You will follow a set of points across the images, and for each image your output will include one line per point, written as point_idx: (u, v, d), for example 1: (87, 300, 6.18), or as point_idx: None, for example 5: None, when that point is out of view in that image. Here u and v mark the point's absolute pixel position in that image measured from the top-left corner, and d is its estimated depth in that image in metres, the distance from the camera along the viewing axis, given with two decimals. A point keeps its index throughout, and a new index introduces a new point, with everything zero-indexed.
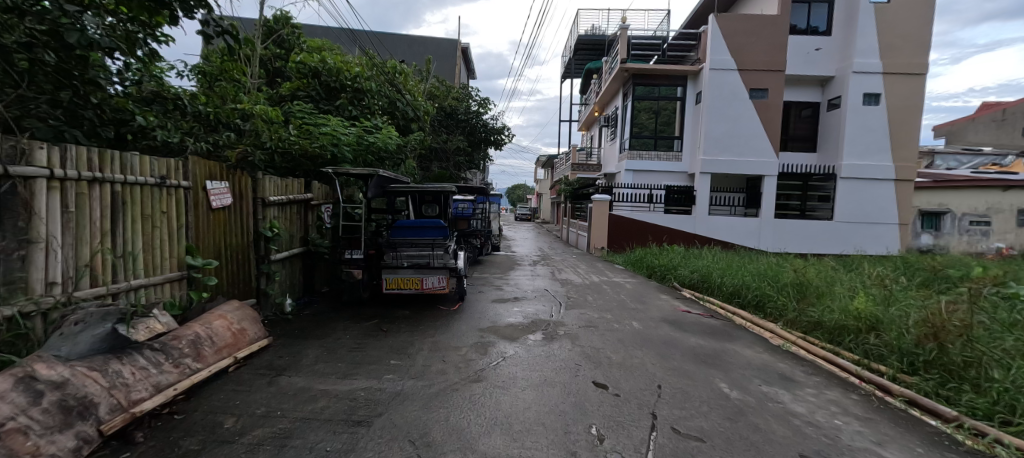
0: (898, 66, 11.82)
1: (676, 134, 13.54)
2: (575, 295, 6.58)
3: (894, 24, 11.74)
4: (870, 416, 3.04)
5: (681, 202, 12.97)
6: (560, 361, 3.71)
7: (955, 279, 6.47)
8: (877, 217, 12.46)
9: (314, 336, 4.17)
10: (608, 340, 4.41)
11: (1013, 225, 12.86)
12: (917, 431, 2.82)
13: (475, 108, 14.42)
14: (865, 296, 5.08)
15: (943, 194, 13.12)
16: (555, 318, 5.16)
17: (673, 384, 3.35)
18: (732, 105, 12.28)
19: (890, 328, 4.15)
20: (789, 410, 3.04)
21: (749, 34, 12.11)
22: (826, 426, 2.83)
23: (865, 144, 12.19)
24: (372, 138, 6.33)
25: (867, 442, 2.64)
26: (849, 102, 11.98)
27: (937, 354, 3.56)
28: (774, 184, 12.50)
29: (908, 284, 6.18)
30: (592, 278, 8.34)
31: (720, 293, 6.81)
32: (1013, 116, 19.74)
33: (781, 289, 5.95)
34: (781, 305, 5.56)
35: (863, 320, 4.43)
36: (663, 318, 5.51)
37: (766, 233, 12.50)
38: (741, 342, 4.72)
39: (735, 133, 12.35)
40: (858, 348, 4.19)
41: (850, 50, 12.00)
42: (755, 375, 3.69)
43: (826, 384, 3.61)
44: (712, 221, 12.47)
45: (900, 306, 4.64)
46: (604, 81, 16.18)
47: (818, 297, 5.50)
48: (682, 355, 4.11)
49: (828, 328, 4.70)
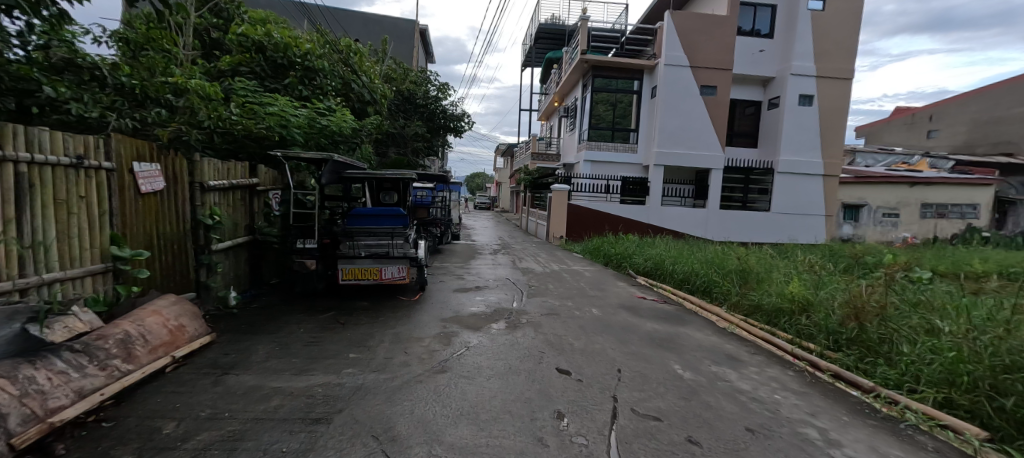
0: (828, 70, 12.87)
1: (631, 127, 13.90)
2: (536, 283, 6.64)
3: (827, 31, 12.75)
4: (804, 389, 3.33)
5: (636, 193, 13.59)
6: (524, 349, 3.73)
7: (871, 265, 7.22)
8: (807, 208, 13.59)
9: (264, 330, 3.91)
10: (570, 327, 4.49)
11: (917, 217, 14.50)
12: (843, 402, 3.13)
13: (434, 93, 13.94)
14: (799, 281, 5.54)
15: (861, 189, 14.53)
16: (518, 307, 5.17)
17: (632, 368, 3.48)
18: (684, 100, 12.81)
19: (819, 309, 4.59)
20: (735, 388, 3.26)
21: (700, 33, 12.65)
22: (767, 400, 3.06)
23: (799, 142, 13.21)
24: (325, 121, 5.93)
25: (803, 413, 2.89)
26: (787, 102, 12.90)
27: (858, 332, 3.98)
28: (720, 178, 13.21)
29: (834, 269, 6.81)
30: (551, 266, 8.44)
31: (671, 280, 7.18)
32: (920, 120, 21.24)
33: (726, 276, 6.37)
34: (726, 290, 5.98)
35: (796, 302, 4.87)
36: (621, 304, 5.72)
37: (712, 222, 13.31)
38: (690, 325, 5.00)
39: (685, 128, 12.93)
40: (791, 328, 4.61)
41: (789, 54, 12.89)
42: (705, 356, 3.92)
43: (767, 362, 3.91)
44: (665, 211, 13.08)
45: (828, 289, 5.11)
46: (564, 71, 16.21)
47: (758, 282, 5.95)
48: (639, 339, 4.28)
49: (766, 311, 5.12)
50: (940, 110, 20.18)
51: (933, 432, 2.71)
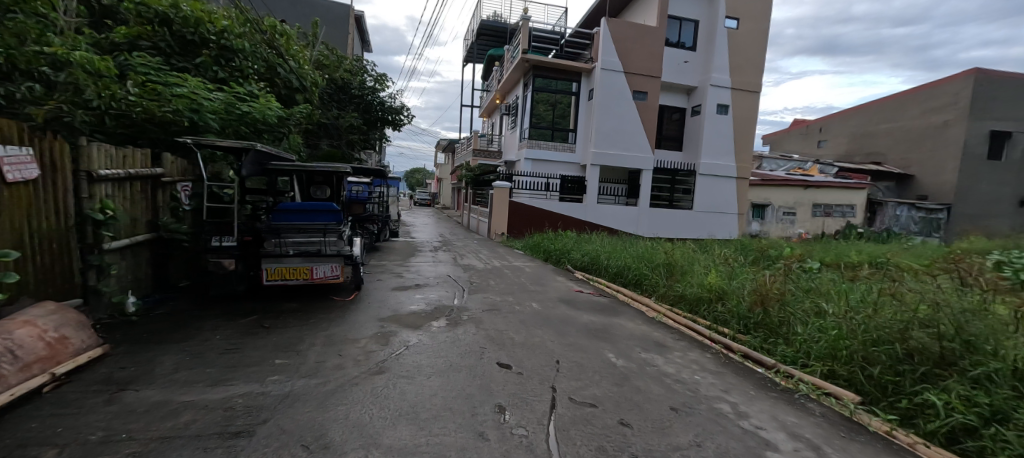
0: (742, 83, 14.23)
1: (570, 127, 14.27)
2: (477, 280, 6.61)
3: (740, 48, 14.10)
4: (720, 369, 3.65)
5: (574, 191, 13.82)
6: (465, 345, 3.69)
7: (774, 257, 8.12)
8: (723, 207, 14.94)
9: (171, 339, 3.49)
10: (511, 321, 4.52)
11: (810, 215, 16.55)
12: (752, 379, 3.49)
13: (371, 84, 13.30)
14: (716, 272, 6.08)
15: (766, 190, 16.26)
16: (458, 304, 5.10)
17: (570, 358, 3.59)
18: (618, 104, 13.46)
19: (732, 296, 5.08)
20: (662, 371, 3.49)
21: (633, 40, 13.35)
22: (689, 381, 3.33)
23: (717, 146, 14.46)
24: (245, 107, 5.38)
25: (719, 391, 3.18)
26: (707, 110, 14.05)
27: (763, 316, 4.48)
28: (649, 179, 14.15)
29: (745, 261, 7.56)
30: (493, 263, 8.44)
31: (607, 273, 7.52)
32: (813, 131, 24.17)
33: (654, 269, 6.81)
34: (655, 282, 6.40)
35: (713, 291, 5.34)
36: (560, 298, 5.88)
37: (643, 220, 14.15)
38: (623, 316, 5.27)
39: (619, 130, 13.60)
40: (709, 315, 5.06)
41: (709, 66, 14.05)
42: (636, 344, 4.16)
43: (689, 346, 4.24)
44: (601, 209, 13.67)
45: (739, 279, 5.66)
46: (505, 69, 16.28)
47: (682, 274, 6.43)
48: (576, 331, 4.42)
49: (689, 299, 5.58)
50: (828, 123, 23.09)
51: (820, 399, 3.18)
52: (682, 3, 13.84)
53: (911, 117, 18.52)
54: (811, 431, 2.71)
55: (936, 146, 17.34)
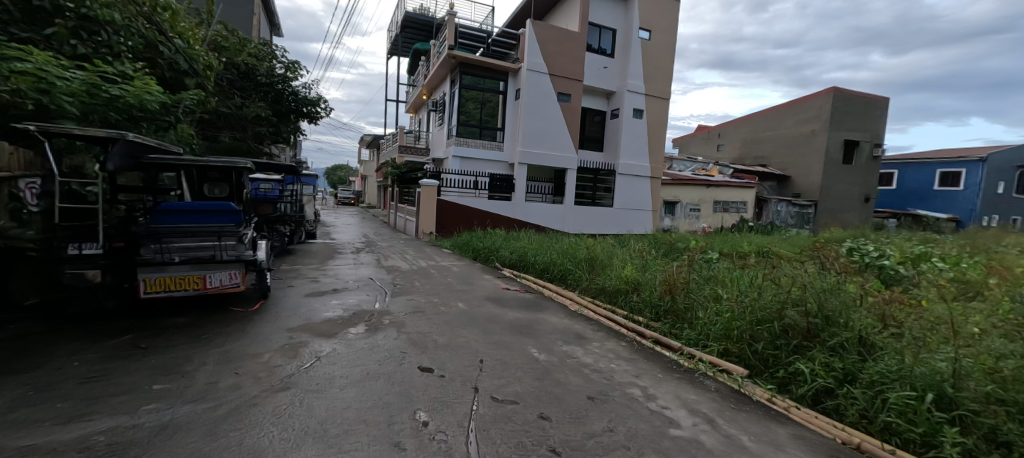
0: (654, 90, 15.41)
1: (498, 126, 14.33)
2: (401, 282, 6.38)
3: (652, 57, 15.28)
4: (632, 356, 3.92)
5: (503, 189, 13.97)
6: (384, 351, 3.54)
7: (682, 249, 8.90)
8: (640, 204, 16.05)
9: (12, 370, 2.89)
10: (434, 323, 4.42)
11: (712, 211, 18.43)
12: (660, 362, 3.80)
13: (281, 71, 12.17)
14: (632, 265, 6.50)
15: (676, 188, 17.76)
16: (379, 307, 4.88)
17: (494, 356, 3.61)
18: (543, 105, 13.81)
19: (645, 286, 5.47)
20: (581, 362, 3.65)
21: (557, 44, 13.79)
22: (605, 370, 3.52)
23: (634, 148, 15.48)
24: (116, 90, 4.62)
25: (631, 376, 3.41)
26: (625, 114, 14.98)
27: (671, 303, 4.90)
28: (574, 178, 14.77)
29: (657, 254, 8.19)
30: (419, 263, 8.21)
31: (534, 270, 7.69)
32: (712, 136, 26.83)
33: (578, 264, 7.11)
34: (578, 276, 6.69)
35: (629, 283, 5.71)
36: (487, 296, 5.89)
37: (569, 217, 14.73)
38: (547, 311, 5.42)
39: (545, 130, 13.97)
40: (626, 305, 5.42)
41: (625, 73, 15.01)
42: (558, 338, 4.30)
43: (607, 336, 4.49)
44: (529, 207, 14.00)
45: (651, 270, 6.12)
46: (431, 65, 15.93)
47: (602, 268, 6.79)
48: (501, 329, 4.46)
49: (608, 291, 5.91)
50: (725, 129, 25.78)
51: (716, 376, 3.56)
52: (601, 11, 14.57)
53: (789, 127, 21.38)
54: (707, 405, 3.02)
55: (807, 152, 20.43)
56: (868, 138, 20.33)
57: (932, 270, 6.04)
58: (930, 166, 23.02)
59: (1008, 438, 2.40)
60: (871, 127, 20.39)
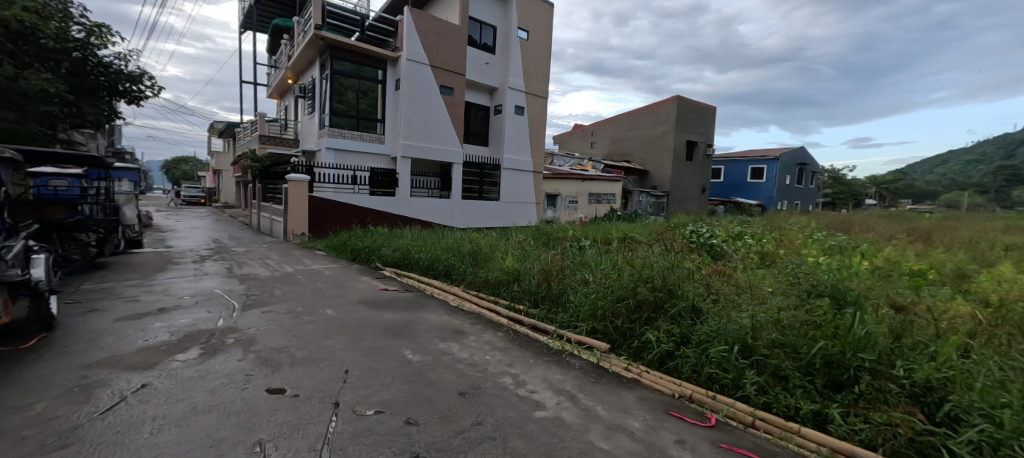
0: (532, 88, 16.15)
1: (377, 117, 13.50)
2: (258, 292, 5.60)
3: (530, 56, 15.97)
4: (507, 345, 4.04)
5: (385, 184, 13.26)
6: (223, 377, 3.04)
7: (558, 239, 9.49)
8: (524, 197, 16.74)
9: None
10: (294, 336, 3.97)
11: (587, 202, 20.15)
12: (533, 348, 3.99)
13: (80, 36, 9.60)
14: (512, 256, 6.70)
15: (556, 182, 18.95)
16: (225, 325, 4.20)
17: (362, 365, 3.38)
18: (425, 97, 13.43)
19: (525, 275, 5.68)
20: (456, 358, 3.64)
21: (437, 35, 13.50)
22: (479, 362, 3.56)
23: (516, 143, 16.02)
24: None
25: (503, 366, 3.50)
26: (507, 110, 15.42)
27: (548, 290, 5.19)
28: (460, 172, 14.73)
29: (536, 244, 8.60)
30: (283, 269, 7.33)
31: (417, 267, 7.45)
32: (587, 133, 29.17)
33: (462, 258, 7.09)
34: (462, 271, 6.68)
35: (511, 273, 5.88)
36: (361, 300, 5.50)
37: (456, 212, 14.67)
38: (426, 309, 5.29)
39: (428, 123, 13.62)
40: (508, 296, 5.58)
41: (506, 70, 15.41)
42: (435, 336, 4.22)
43: (485, 328, 4.56)
44: (415, 202, 13.56)
45: (530, 259, 6.38)
46: (296, 45, 14.20)
47: (485, 261, 6.88)
48: (374, 333, 4.20)
49: (491, 284, 6.01)
50: (597, 127, 28.29)
51: (581, 353, 3.86)
52: (481, 6, 14.67)
53: (647, 127, 24.38)
54: (570, 383, 3.25)
55: (661, 149, 23.58)
56: (703, 138, 24.28)
57: (744, 245, 7.44)
58: (746, 162, 28.51)
59: (785, 374, 3.03)
60: (706, 130, 24.38)
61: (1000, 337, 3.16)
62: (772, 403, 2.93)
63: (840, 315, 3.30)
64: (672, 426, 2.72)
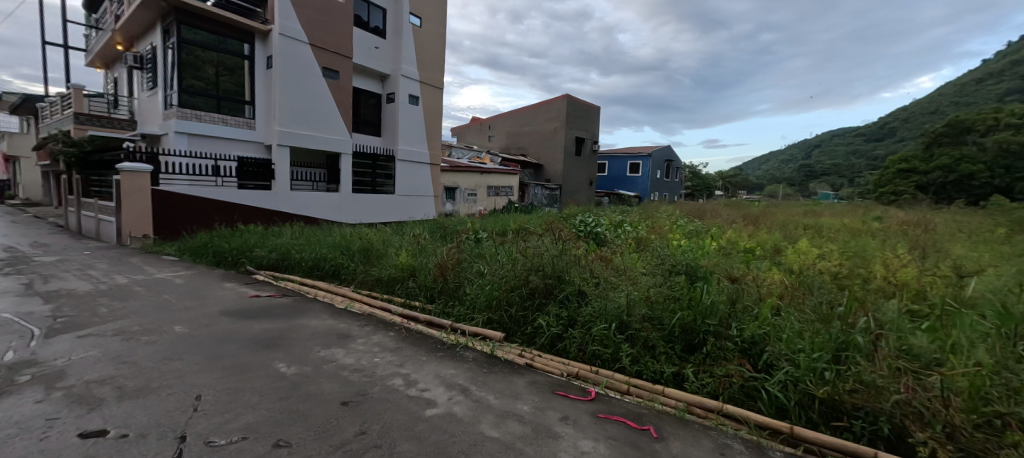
0: (427, 77, 15.64)
1: (245, 98, 11.77)
2: (75, 311, 4.47)
3: (423, 44, 15.41)
4: (399, 345, 3.84)
5: (258, 176, 11.50)
6: (10, 427, 2.34)
7: (456, 231, 9.38)
8: (420, 190, 16.16)
9: None
10: (127, 362, 3.24)
11: (486, 195, 20.33)
12: (426, 345, 3.85)
13: None
14: (407, 251, 6.40)
15: (454, 175, 18.70)
16: (19, 359, 3.25)
17: (220, 386, 2.89)
18: (305, 79, 12.07)
19: (420, 270, 5.46)
20: (339, 365, 3.33)
21: (316, 11, 12.22)
22: (366, 367, 3.31)
23: (411, 134, 15.35)
24: None
25: (393, 367, 3.32)
26: (400, 99, 14.68)
27: (444, 284, 5.07)
28: (350, 163, 13.57)
29: (432, 238, 8.36)
30: (115, 280, 5.97)
31: (299, 269, 6.70)
32: (484, 126, 29.34)
33: (351, 256, 6.56)
34: (352, 270, 6.19)
35: (406, 269, 5.62)
36: (224, 310, 4.74)
37: (345, 207, 13.56)
38: (308, 314, 4.77)
39: (309, 108, 12.29)
40: (403, 292, 5.32)
41: (398, 56, 14.63)
42: (316, 343, 3.82)
43: (374, 330, 4.26)
44: (296, 196, 12.16)
45: (425, 254, 6.16)
46: (127, 5, 11.70)
47: (378, 258, 6.47)
48: (239, 348, 3.64)
49: (384, 281, 5.67)
50: (493, 121, 28.63)
51: (475, 345, 3.83)
52: None
53: (540, 123, 25.47)
54: (463, 377, 3.20)
55: (554, 144, 24.81)
56: (589, 135, 26.25)
57: (624, 232, 8.21)
58: (625, 158, 31.53)
59: (652, 343, 3.40)
60: (592, 128, 26.35)
61: (794, 295, 3.83)
62: (643, 370, 3.27)
63: (693, 289, 3.79)
64: (558, 405, 2.84)
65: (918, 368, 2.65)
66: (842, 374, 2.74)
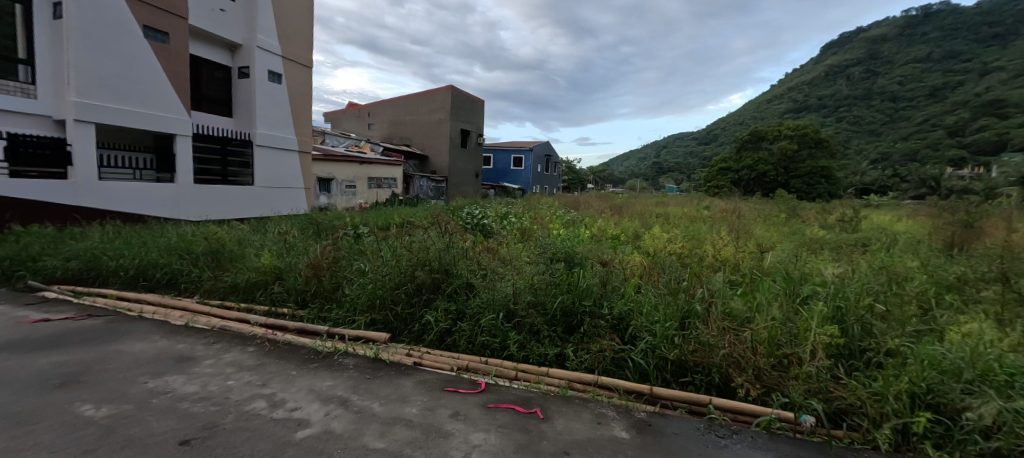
0: (292, 54, 13.85)
1: (16, 56, 8.07)
2: None
3: (286, 15, 13.58)
4: (261, 361, 3.33)
5: (43, 160, 8.10)
6: None
7: (332, 227, 8.56)
8: (287, 181, 13.87)
9: None
10: None
11: (366, 187, 18.99)
12: (295, 358, 3.41)
13: None
14: (270, 251, 5.59)
15: (330, 165, 16.88)
16: None
17: None
18: (120, 37, 8.92)
19: (288, 273, 4.82)
20: (178, 396, 2.75)
21: None
22: (216, 393, 2.79)
23: (272, 116, 13.18)
24: None
25: (253, 388, 2.86)
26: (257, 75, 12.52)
27: (317, 286, 4.57)
28: (189, 146, 10.73)
29: (302, 235, 7.47)
30: None
31: (119, 279, 5.37)
32: (362, 113, 27.28)
33: (195, 261, 5.48)
34: (197, 277, 5.19)
35: (269, 272, 4.90)
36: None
37: (184, 200, 10.60)
38: (131, 337, 3.84)
39: (128, 77, 9.16)
40: (266, 299, 4.65)
41: (252, 24, 12.45)
42: (143, 373, 3.08)
43: (227, 347, 3.63)
44: (106, 188, 8.93)
45: (293, 253, 5.46)
46: None
47: (232, 262, 5.52)
48: (16, 392, 2.74)
49: (241, 288, 4.87)
50: (373, 108, 26.83)
51: (355, 350, 3.52)
52: None
53: (424, 112, 24.76)
54: (342, 387, 2.92)
55: (439, 135, 24.37)
56: (474, 127, 26.46)
57: (509, 223, 8.48)
58: (508, 151, 32.33)
59: (536, 328, 3.55)
60: (477, 120, 26.64)
61: (650, 274, 4.35)
62: (529, 355, 3.41)
63: (571, 274, 4.07)
64: (448, 402, 2.78)
65: (735, 326, 3.21)
66: (687, 337, 3.24)
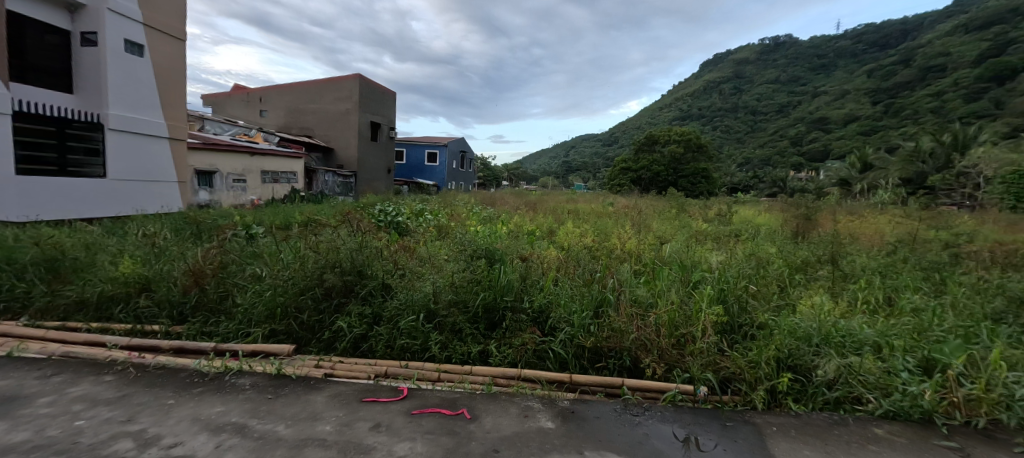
0: None
1: None
2: None
3: None
4: (124, 392, 2.75)
5: None
6: None
7: (216, 228, 7.42)
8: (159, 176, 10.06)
9: None
10: None
11: (259, 182, 16.86)
12: (173, 382, 2.89)
13: None
14: (133, 257, 4.63)
15: (211, 155, 14.44)
16: None
17: None
18: None
19: (160, 284, 4.06)
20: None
21: None
22: (58, 439, 2.24)
23: (137, 93, 9.36)
24: None
25: (114, 426, 2.35)
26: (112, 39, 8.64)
27: (200, 297, 3.93)
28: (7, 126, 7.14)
29: (176, 237, 6.33)
30: None
31: None
32: (252, 99, 24.19)
33: (20, 274, 4.33)
34: (26, 294, 4.11)
35: (133, 283, 4.07)
36: None
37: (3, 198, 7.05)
38: None
39: None
40: (129, 316, 3.87)
41: None
42: None
43: (75, 377, 2.93)
44: None
45: (166, 259, 4.60)
46: None
47: (77, 273, 4.48)
48: None
49: (92, 304, 3.98)
50: (265, 93, 23.98)
51: (254, 367, 3.10)
52: None
53: (327, 102, 22.84)
54: (236, 412, 2.53)
55: (345, 127, 22.67)
56: (384, 121, 25.13)
57: (424, 221, 8.16)
58: (422, 146, 31.55)
59: (459, 327, 3.46)
60: (387, 113, 25.34)
61: (566, 267, 4.54)
62: (452, 355, 3.32)
63: (492, 270, 4.04)
64: (367, 413, 2.57)
65: (643, 312, 3.48)
66: (601, 325, 3.43)
